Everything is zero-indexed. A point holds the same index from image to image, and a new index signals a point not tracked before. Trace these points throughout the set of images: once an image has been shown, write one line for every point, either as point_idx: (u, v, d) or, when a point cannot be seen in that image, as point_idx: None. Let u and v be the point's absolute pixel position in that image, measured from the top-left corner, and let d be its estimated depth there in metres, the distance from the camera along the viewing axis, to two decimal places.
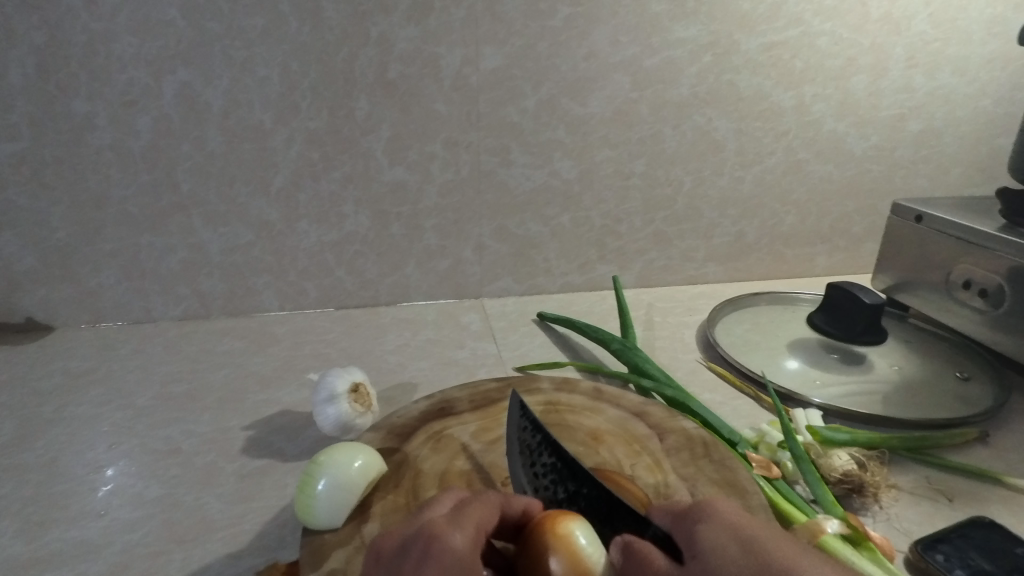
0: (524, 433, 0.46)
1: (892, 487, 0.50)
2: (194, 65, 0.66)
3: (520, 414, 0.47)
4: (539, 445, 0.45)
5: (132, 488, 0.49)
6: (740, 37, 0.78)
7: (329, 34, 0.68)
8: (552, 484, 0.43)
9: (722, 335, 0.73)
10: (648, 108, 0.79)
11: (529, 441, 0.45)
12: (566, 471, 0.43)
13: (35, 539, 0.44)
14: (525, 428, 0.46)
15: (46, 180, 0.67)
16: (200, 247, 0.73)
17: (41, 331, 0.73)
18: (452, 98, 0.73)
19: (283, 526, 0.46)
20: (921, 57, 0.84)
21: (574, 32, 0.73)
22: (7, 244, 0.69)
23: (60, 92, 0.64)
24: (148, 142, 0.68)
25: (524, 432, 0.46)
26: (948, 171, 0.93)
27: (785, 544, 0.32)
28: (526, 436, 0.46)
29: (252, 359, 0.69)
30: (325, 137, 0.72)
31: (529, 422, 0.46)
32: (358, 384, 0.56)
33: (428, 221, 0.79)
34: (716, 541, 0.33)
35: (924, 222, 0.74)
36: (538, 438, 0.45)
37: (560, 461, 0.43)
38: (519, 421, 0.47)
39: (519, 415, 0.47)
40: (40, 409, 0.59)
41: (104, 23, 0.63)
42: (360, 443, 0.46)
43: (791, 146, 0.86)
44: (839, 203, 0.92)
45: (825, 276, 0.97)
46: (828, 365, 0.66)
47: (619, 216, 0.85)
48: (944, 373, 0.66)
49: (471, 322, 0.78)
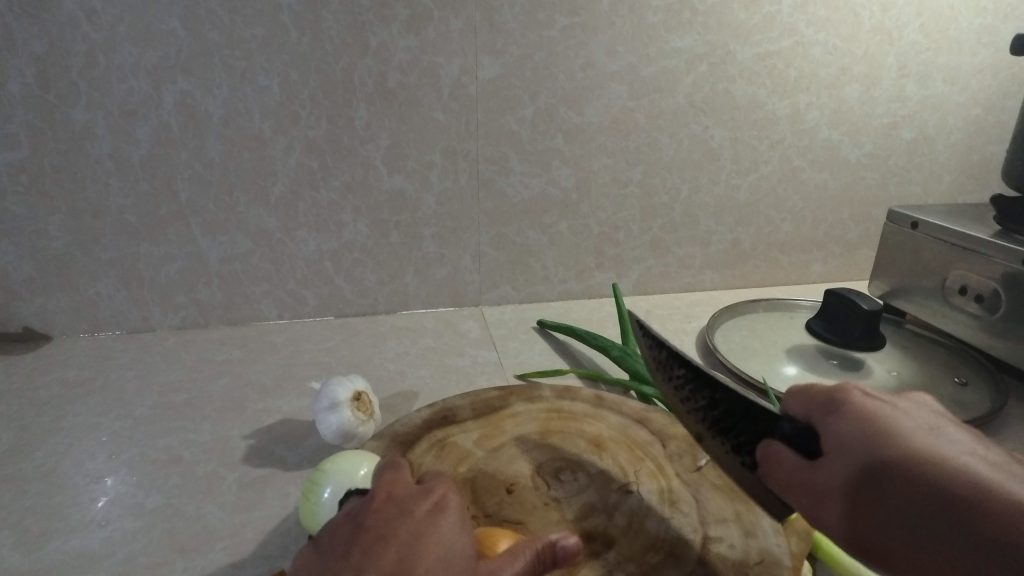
0: (653, 350, 0.44)
1: None
2: (194, 75, 0.66)
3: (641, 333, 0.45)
4: (669, 358, 0.43)
5: (132, 498, 0.49)
6: (735, 47, 0.79)
7: (329, 44, 0.68)
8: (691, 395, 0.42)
9: (721, 341, 0.73)
10: (644, 116, 0.80)
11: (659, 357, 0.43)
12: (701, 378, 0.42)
13: (35, 550, 0.44)
14: (653, 345, 0.44)
15: (45, 189, 0.67)
16: (199, 255, 0.73)
17: (38, 340, 0.73)
18: (451, 107, 0.74)
19: (286, 536, 0.45)
20: (913, 67, 0.86)
21: (571, 42, 0.74)
22: (5, 254, 0.68)
23: (60, 102, 0.64)
24: (147, 151, 0.68)
25: (653, 349, 0.44)
26: (941, 178, 0.94)
27: (926, 432, 0.33)
28: (655, 353, 0.44)
29: (251, 368, 0.69)
30: (325, 146, 0.72)
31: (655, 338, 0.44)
32: (360, 392, 0.56)
33: (427, 229, 0.79)
34: (856, 428, 0.33)
35: (919, 228, 0.75)
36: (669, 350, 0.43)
37: (691, 371, 0.42)
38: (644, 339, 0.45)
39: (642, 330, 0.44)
40: (38, 419, 0.58)
41: (104, 33, 0.63)
42: (363, 451, 0.47)
43: (786, 154, 0.87)
44: (834, 211, 0.93)
45: (821, 283, 0.98)
46: (827, 371, 0.67)
47: (616, 224, 0.85)
48: (942, 378, 0.67)
49: (470, 329, 0.79)
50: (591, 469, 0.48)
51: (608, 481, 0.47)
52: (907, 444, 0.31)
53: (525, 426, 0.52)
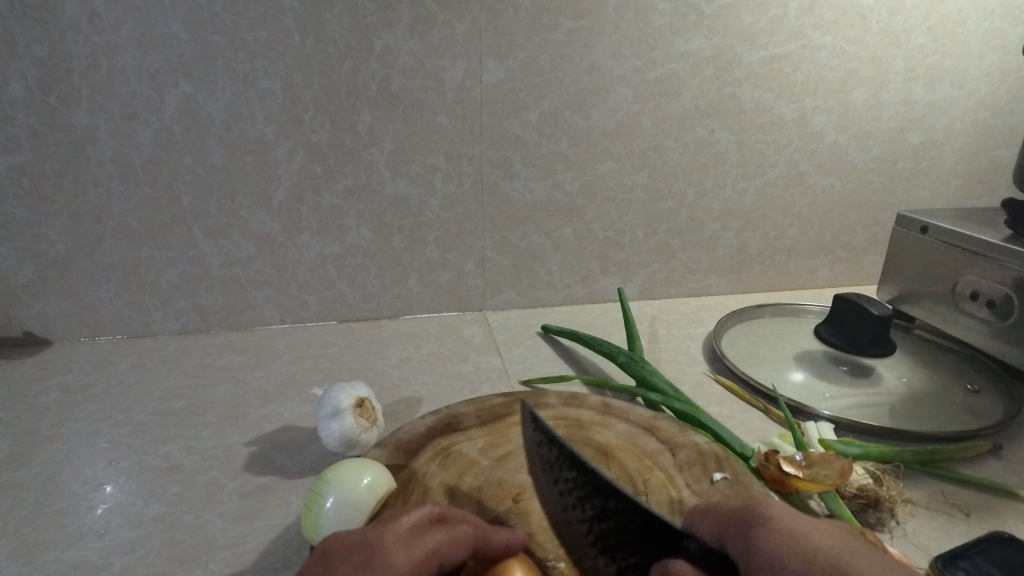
0: (542, 448, 0.46)
1: (907, 502, 0.49)
2: (197, 78, 0.66)
3: (533, 429, 0.46)
4: (559, 459, 0.45)
5: (132, 506, 0.48)
6: (742, 50, 0.78)
7: (333, 47, 0.68)
8: (579, 502, 0.42)
9: (728, 347, 0.72)
10: (650, 120, 0.79)
11: (548, 456, 0.45)
12: (589, 486, 0.42)
13: (32, 560, 0.43)
14: (541, 443, 0.46)
15: (46, 193, 0.66)
16: (200, 260, 0.73)
17: (38, 345, 0.72)
18: (455, 111, 0.73)
19: (288, 546, 0.45)
20: (920, 71, 0.85)
21: (577, 45, 0.74)
22: (5, 258, 0.68)
23: (61, 105, 0.64)
24: (149, 155, 0.67)
25: (542, 448, 0.46)
26: (948, 182, 0.93)
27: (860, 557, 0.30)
28: (545, 453, 0.45)
29: (252, 374, 0.68)
30: (328, 150, 0.71)
31: (544, 437, 0.46)
32: (363, 399, 0.55)
33: (431, 234, 0.78)
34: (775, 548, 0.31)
35: (929, 233, 0.74)
36: (555, 452, 0.45)
37: (582, 476, 0.43)
38: (534, 436, 0.46)
39: (533, 430, 0.46)
40: (37, 426, 0.58)
41: (107, 36, 0.62)
42: (367, 459, 0.46)
43: (793, 158, 0.86)
44: (841, 215, 0.92)
45: (828, 288, 0.97)
46: (836, 377, 0.66)
47: (621, 228, 0.84)
48: (953, 385, 0.66)
49: (474, 335, 0.78)
50: None
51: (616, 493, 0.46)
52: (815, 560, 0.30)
53: None
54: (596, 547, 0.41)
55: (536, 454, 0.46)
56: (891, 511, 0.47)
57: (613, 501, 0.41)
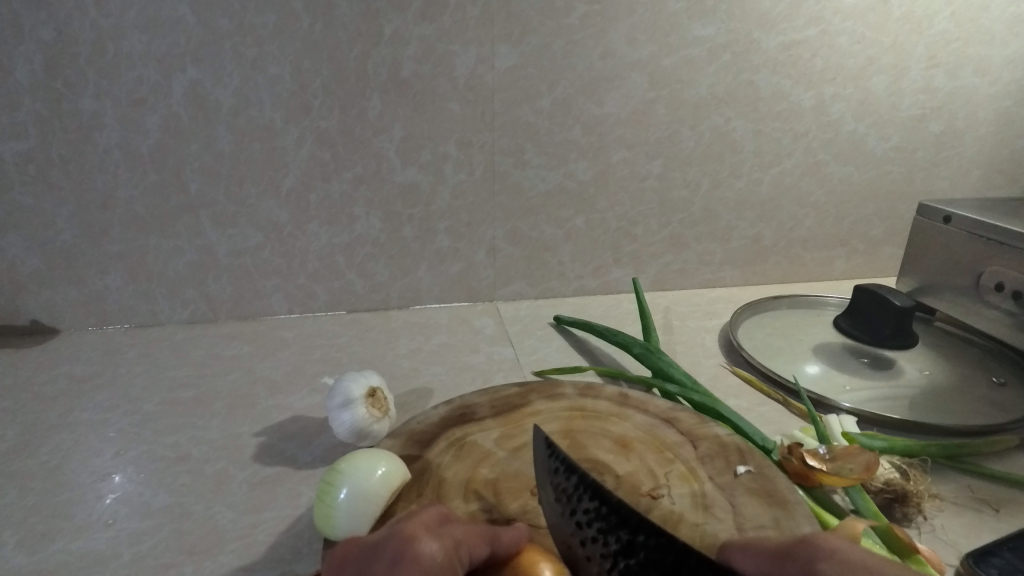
0: (558, 476, 0.39)
1: (935, 497, 0.48)
2: (204, 63, 0.64)
3: (548, 455, 0.40)
4: (577, 488, 0.38)
5: (140, 496, 0.47)
6: (759, 36, 0.76)
7: (342, 31, 0.66)
8: (600, 535, 0.36)
9: (744, 339, 0.71)
10: (665, 108, 0.78)
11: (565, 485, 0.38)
12: (614, 517, 0.36)
13: (39, 551, 0.42)
14: (557, 471, 0.39)
15: (52, 180, 0.65)
16: (208, 249, 0.72)
17: (45, 334, 0.71)
18: (467, 98, 0.72)
19: (299, 538, 0.44)
20: (942, 57, 0.83)
21: (591, 30, 0.72)
22: (12, 246, 0.67)
23: (68, 90, 0.63)
24: (157, 141, 0.66)
25: (558, 475, 0.39)
26: (969, 172, 0.91)
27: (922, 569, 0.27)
28: (561, 480, 0.39)
29: (261, 364, 0.67)
30: (337, 137, 0.70)
31: (561, 464, 0.39)
32: (374, 388, 0.54)
33: (441, 223, 0.77)
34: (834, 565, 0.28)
35: (952, 223, 0.72)
36: (574, 480, 0.38)
37: (605, 505, 0.37)
38: (550, 463, 0.40)
39: (548, 456, 0.40)
40: (45, 415, 0.57)
41: (113, 20, 0.61)
42: (380, 449, 0.45)
43: (810, 147, 0.84)
44: (858, 206, 0.90)
45: (844, 280, 0.95)
46: (856, 369, 0.65)
47: (634, 218, 0.83)
48: (977, 378, 0.64)
49: (485, 326, 0.77)
50: (617, 473, 0.46)
51: (635, 486, 0.45)
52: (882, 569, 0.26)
53: (547, 425, 0.51)
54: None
55: (549, 481, 0.40)
56: (918, 506, 0.46)
57: (643, 535, 0.34)
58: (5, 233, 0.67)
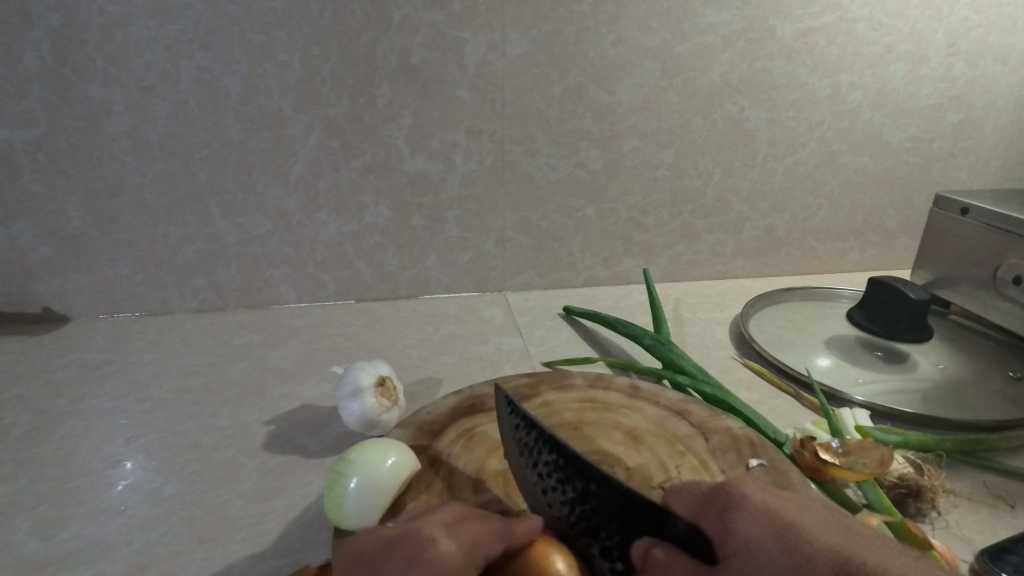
0: (519, 431, 0.42)
1: (950, 492, 0.47)
2: (213, 50, 0.64)
3: (509, 412, 0.43)
4: (536, 441, 0.40)
5: (150, 484, 0.47)
6: (775, 22, 0.75)
7: (351, 18, 0.65)
8: (558, 484, 0.39)
9: (756, 331, 0.70)
10: (677, 96, 0.76)
11: (527, 439, 0.41)
12: (571, 468, 0.38)
13: (51, 537, 0.42)
14: (518, 426, 0.42)
15: (62, 167, 0.65)
16: (217, 237, 0.72)
17: (56, 322, 0.72)
18: (477, 86, 0.71)
19: (308, 527, 0.44)
20: (962, 45, 0.81)
21: (603, 17, 0.71)
22: (22, 233, 0.67)
23: (77, 77, 0.62)
24: (166, 129, 0.66)
25: (519, 431, 0.42)
26: (987, 163, 0.90)
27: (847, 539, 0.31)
28: (522, 435, 0.41)
29: (270, 352, 0.67)
30: (346, 125, 0.70)
31: (522, 419, 0.42)
32: (383, 378, 0.54)
33: (450, 212, 0.76)
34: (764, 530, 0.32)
35: (969, 215, 0.71)
36: (534, 435, 0.41)
37: (561, 457, 0.39)
38: (510, 419, 0.43)
39: (509, 413, 0.43)
40: (56, 402, 0.57)
41: (121, 6, 0.61)
42: (389, 440, 0.45)
43: (825, 137, 0.83)
44: (872, 197, 0.89)
45: (857, 272, 0.94)
46: (869, 362, 0.64)
47: (645, 208, 0.82)
48: (993, 373, 0.63)
49: (493, 316, 0.76)
50: (628, 465, 0.46)
51: (646, 479, 0.45)
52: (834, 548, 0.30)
53: (556, 416, 0.50)
54: (576, 530, 0.38)
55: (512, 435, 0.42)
56: (932, 502, 0.46)
57: (595, 484, 0.37)
58: (15, 221, 0.67)
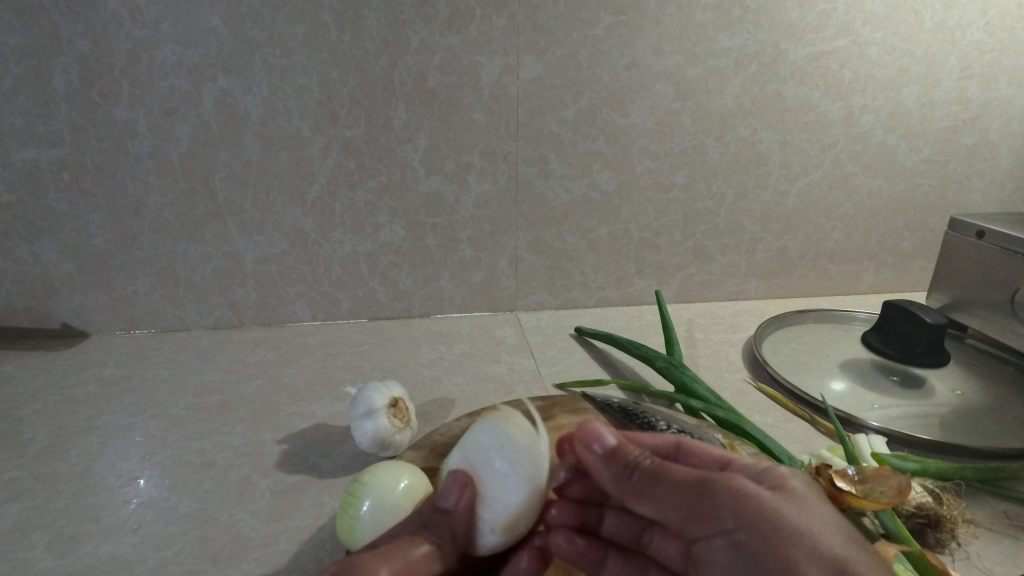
0: (626, 420, 0.53)
1: (970, 522, 0.47)
2: (234, 74, 0.66)
3: (609, 409, 0.55)
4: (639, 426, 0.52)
5: (166, 502, 0.47)
6: (787, 46, 0.75)
7: (370, 43, 0.67)
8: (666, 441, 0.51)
9: (770, 353, 0.70)
10: (690, 118, 0.77)
11: (632, 425, 0.52)
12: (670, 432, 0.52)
13: (67, 554, 0.43)
14: (625, 417, 0.53)
15: (86, 187, 0.67)
16: (235, 256, 0.73)
17: (75, 337, 0.73)
18: (491, 108, 0.72)
19: (321, 548, 0.44)
20: (976, 68, 0.81)
21: (616, 42, 0.72)
22: (45, 251, 0.69)
23: (103, 100, 0.64)
24: (187, 149, 0.67)
25: (625, 419, 0.53)
26: (1002, 186, 0.89)
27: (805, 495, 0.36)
28: (628, 422, 0.53)
29: (285, 370, 0.67)
30: (362, 146, 0.71)
31: (620, 411, 0.54)
32: (397, 399, 0.55)
33: (464, 233, 0.77)
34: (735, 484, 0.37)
35: (985, 238, 0.70)
36: (636, 422, 0.53)
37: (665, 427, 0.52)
38: (615, 414, 0.54)
39: (609, 409, 0.55)
40: (74, 418, 0.58)
41: (147, 31, 0.62)
42: (402, 462, 0.46)
43: (838, 159, 0.83)
44: (887, 219, 0.88)
45: (872, 294, 0.93)
46: (886, 387, 0.63)
47: (658, 229, 0.82)
48: (1012, 399, 0.62)
49: (506, 335, 0.77)
50: None
51: None
52: (788, 491, 0.35)
53: None
54: None
55: (621, 423, 0.53)
56: (952, 532, 0.45)
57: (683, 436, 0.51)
58: (39, 239, 0.68)
